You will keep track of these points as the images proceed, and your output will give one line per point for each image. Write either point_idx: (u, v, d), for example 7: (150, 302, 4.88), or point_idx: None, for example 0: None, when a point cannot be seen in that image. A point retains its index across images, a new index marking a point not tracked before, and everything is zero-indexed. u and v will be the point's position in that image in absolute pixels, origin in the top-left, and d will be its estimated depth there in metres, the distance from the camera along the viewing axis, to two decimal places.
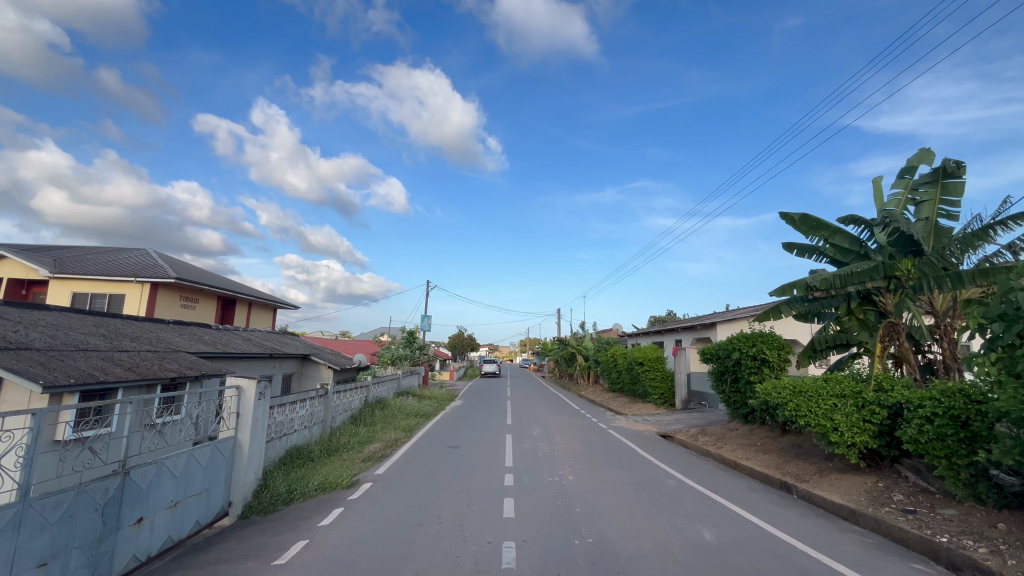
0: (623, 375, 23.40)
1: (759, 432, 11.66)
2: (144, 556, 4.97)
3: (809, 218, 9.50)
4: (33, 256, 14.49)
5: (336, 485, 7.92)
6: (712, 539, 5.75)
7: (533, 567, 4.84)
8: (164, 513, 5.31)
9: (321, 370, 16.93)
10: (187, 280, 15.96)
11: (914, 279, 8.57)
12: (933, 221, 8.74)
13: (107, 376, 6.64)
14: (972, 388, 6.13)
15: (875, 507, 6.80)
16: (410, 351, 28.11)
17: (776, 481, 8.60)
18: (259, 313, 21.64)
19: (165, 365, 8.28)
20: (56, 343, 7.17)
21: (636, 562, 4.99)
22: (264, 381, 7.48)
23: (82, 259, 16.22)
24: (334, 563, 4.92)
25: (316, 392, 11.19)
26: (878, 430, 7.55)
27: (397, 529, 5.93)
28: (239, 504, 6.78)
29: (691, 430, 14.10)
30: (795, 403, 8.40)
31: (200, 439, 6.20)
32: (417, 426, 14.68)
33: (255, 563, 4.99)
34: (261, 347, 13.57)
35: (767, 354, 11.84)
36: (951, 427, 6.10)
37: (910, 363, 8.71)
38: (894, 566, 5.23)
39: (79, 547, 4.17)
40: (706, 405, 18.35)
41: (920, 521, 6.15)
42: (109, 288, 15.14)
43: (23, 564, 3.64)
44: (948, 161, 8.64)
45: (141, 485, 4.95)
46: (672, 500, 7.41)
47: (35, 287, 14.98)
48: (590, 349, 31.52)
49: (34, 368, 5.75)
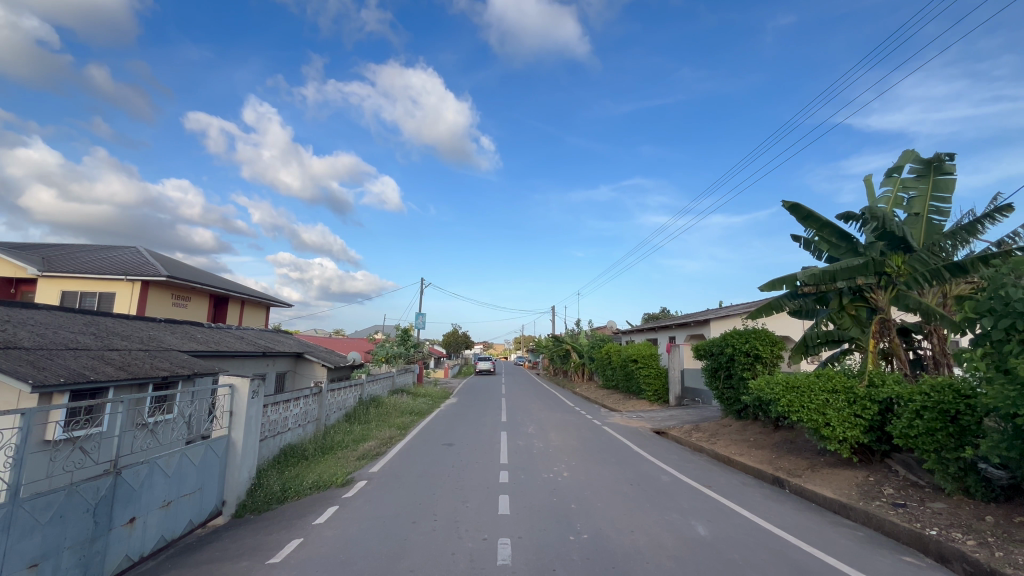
0: (618, 372, 23.55)
1: (752, 427, 11.75)
2: (136, 556, 4.94)
3: (800, 209, 9.57)
4: (22, 255, 14.35)
5: (330, 484, 7.87)
6: (705, 534, 5.79)
7: (529, 564, 4.85)
8: (158, 512, 5.27)
9: (315, 369, 16.84)
10: (180, 279, 15.81)
11: (906, 274, 8.68)
12: (924, 217, 8.83)
13: (98, 377, 6.54)
14: (961, 383, 6.18)
15: (865, 500, 6.88)
16: (404, 350, 27.94)
17: (769, 477, 8.65)
18: (252, 312, 21.56)
19: (156, 365, 8.16)
20: (45, 342, 7.07)
21: (631, 558, 5.01)
22: (257, 379, 7.42)
23: (73, 257, 16.07)
24: (330, 563, 4.87)
25: (310, 391, 11.12)
26: (869, 425, 7.64)
27: (393, 528, 5.88)
28: (233, 503, 6.72)
29: (685, 426, 14.16)
30: (788, 399, 8.40)
31: (193, 438, 6.16)
32: (413, 423, 14.66)
33: (249, 562, 4.96)
34: (255, 346, 13.43)
35: (760, 349, 11.96)
36: (940, 421, 6.14)
37: (901, 359, 8.78)
38: (886, 559, 5.29)
39: (71, 548, 4.14)
40: (700, 401, 18.45)
41: (911, 514, 6.21)
42: (101, 287, 15.05)
43: (14, 565, 3.61)
44: (937, 157, 8.83)
45: (133, 484, 4.92)
46: (666, 496, 7.45)
47: (25, 286, 14.76)
48: (584, 346, 31.98)
49: (23, 368, 5.66)
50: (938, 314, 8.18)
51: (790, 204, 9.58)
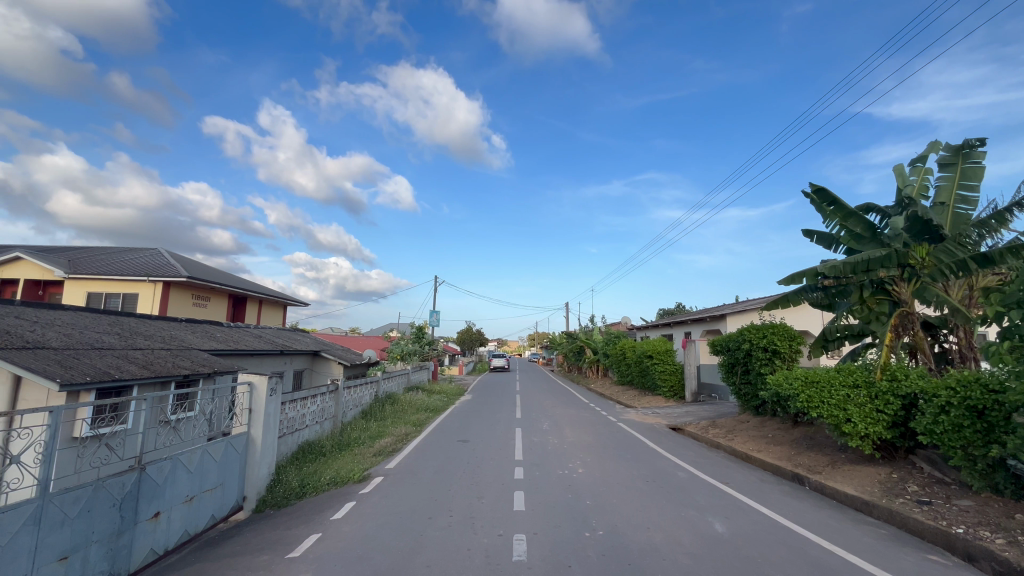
0: (633, 368, 23.46)
1: (770, 423, 11.65)
2: (161, 549, 5.09)
3: (826, 194, 9.39)
4: (48, 258, 14.74)
5: (348, 480, 7.99)
6: (723, 530, 5.77)
7: (544, 560, 4.89)
8: (181, 507, 5.41)
9: (332, 366, 17.08)
10: (200, 279, 16.10)
11: (930, 266, 8.43)
12: (950, 206, 8.66)
13: (123, 375, 6.70)
14: (989, 378, 6.00)
15: (888, 498, 6.77)
16: (419, 346, 27.78)
17: (788, 473, 8.57)
18: (270, 311, 21.91)
19: (178, 363, 8.34)
20: (71, 342, 7.25)
21: (648, 555, 5.02)
22: (275, 377, 7.55)
23: (96, 259, 16.49)
24: (348, 558, 4.98)
25: (327, 388, 11.28)
26: (892, 421, 7.54)
27: (410, 523, 5.98)
28: (253, 498, 6.89)
29: (702, 422, 14.11)
30: (807, 394, 8.28)
31: (214, 435, 6.31)
32: (428, 420, 14.79)
33: (270, 556, 5.08)
34: (273, 344, 13.64)
35: (779, 345, 11.88)
36: (968, 418, 5.99)
37: (925, 352, 8.62)
38: (910, 558, 5.20)
39: (99, 541, 4.28)
40: (716, 396, 18.33)
41: (936, 512, 6.11)
42: (124, 287, 15.40)
43: (44, 559, 3.74)
44: (968, 143, 8.61)
45: (157, 480, 5.05)
46: (682, 492, 7.45)
47: (51, 288, 15.20)
48: (598, 342, 31.85)
49: (51, 367, 5.83)
50: (957, 311, 8.07)
51: (817, 187, 9.43)
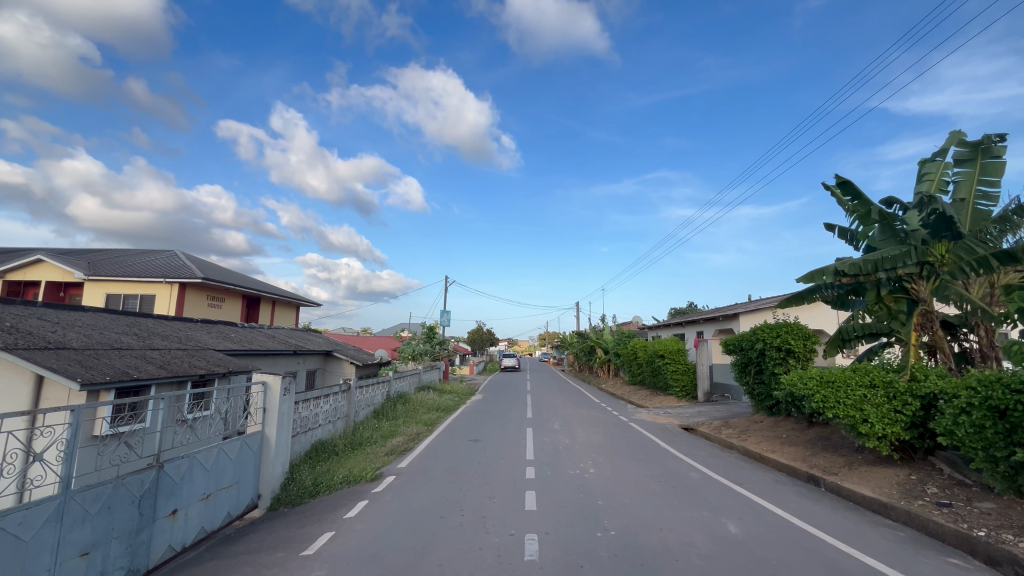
0: (644, 368, 23.34)
1: (783, 423, 11.55)
2: (179, 546, 5.19)
3: (850, 188, 9.30)
4: (69, 260, 15.07)
5: (361, 478, 8.07)
6: (737, 532, 5.75)
7: (557, 560, 4.92)
8: (198, 504, 5.52)
9: (344, 366, 17.23)
10: (215, 280, 16.34)
11: (949, 264, 8.36)
12: (970, 202, 8.50)
13: (141, 375, 6.84)
14: (1011, 377, 5.87)
15: (907, 500, 6.70)
16: (430, 346, 27.90)
17: (803, 474, 8.50)
18: (283, 312, 22.17)
19: (194, 363, 8.49)
20: (91, 342, 7.43)
21: (661, 555, 5.02)
22: (289, 377, 7.65)
23: (115, 261, 16.80)
24: (361, 556, 5.03)
25: (339, 388, 11.38)
26: (910, 422, 7.46)
27: (422, 522, 6.03)
28: (268, 496, 7.01)
29: (714, 422, 14.02)
30: (822, 395, 8.16)
31: (229, 434, 6.42)
32: (440, 420, 14.87)
33: (284, 554, 5.15)
34: (286, 345, 13.81)
35: (793, 344, 11.76)
36: (990, 419, 5.90)
37: (944, 351, 8.55)
38: (928, 561, 5.14)
39: (119, 537, 4.38)
40: (729, 396, 18.18)
41: (956, 514, 6.04)
42: (142, 289, 15.68)
43: (66, 554, 3.84)
44: (987, 138, 8.47)
45: (175, 478, 5.16)
46: (695, 492, 7.44)
47: (72, 290, 15.55)
48: (609, 342, 31.71)
49: (72, 367, 5.98)
50: (976, 308, 7.94)
51: (841, 179, 9.33)
